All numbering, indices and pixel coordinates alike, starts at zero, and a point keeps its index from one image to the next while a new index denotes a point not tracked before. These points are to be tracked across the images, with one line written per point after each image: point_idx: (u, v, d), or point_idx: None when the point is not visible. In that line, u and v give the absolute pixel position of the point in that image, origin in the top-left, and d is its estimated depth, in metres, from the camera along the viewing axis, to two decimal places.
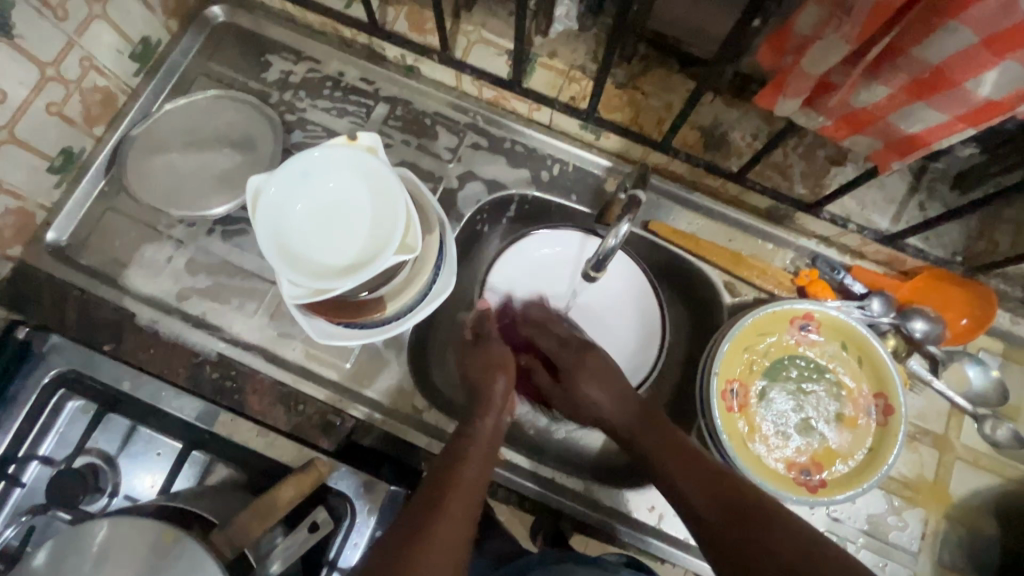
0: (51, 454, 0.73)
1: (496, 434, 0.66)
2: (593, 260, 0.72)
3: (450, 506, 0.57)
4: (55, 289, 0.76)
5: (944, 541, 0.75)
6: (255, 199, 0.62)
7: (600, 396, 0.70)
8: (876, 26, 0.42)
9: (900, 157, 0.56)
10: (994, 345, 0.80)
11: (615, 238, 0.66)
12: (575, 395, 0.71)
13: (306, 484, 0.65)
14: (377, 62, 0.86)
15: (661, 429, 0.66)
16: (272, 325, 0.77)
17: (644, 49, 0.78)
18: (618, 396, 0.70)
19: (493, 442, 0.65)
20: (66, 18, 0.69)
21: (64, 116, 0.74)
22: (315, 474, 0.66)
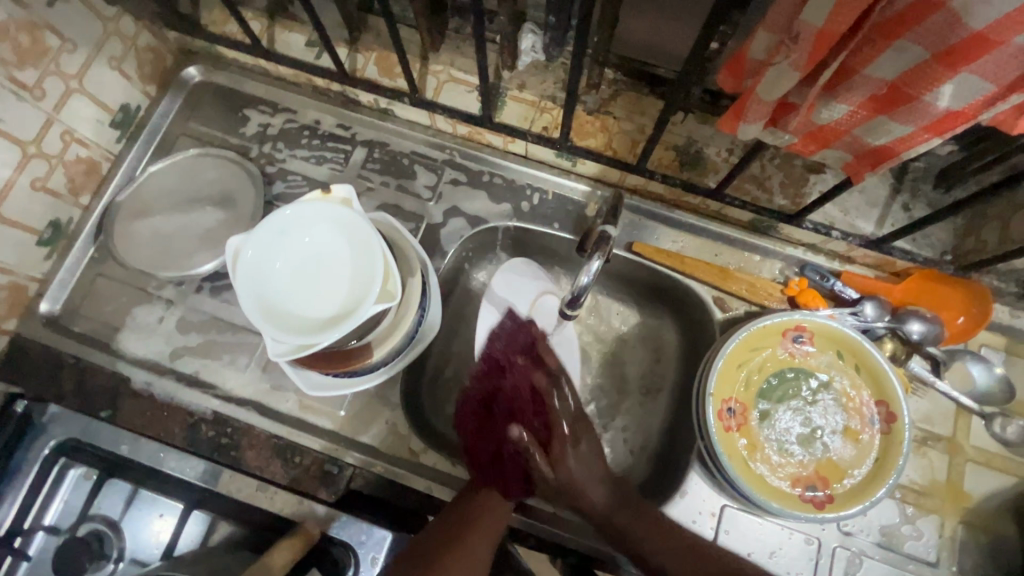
0: (56, 523, 0.75)
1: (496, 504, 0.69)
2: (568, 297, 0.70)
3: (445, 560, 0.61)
4: (51, 358, 0.77)
5: (964, 548, 0.73)
6: (234, 261, 0.62)
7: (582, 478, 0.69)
8: (825, 51, 0.42)
9: (873, 167, 0.56)
10: (996, 340, 0.78)
11: (587, 275, 0.64)
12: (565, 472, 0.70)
13: (298, 545, 0.65)
14: (351, 108, 0.87)
15: (636, 509, 0.68)
16: (265, 378, 0.77)
17: (613, 74, 0.78)
18: (602, 478, 0.70)
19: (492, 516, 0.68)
20: (44, 97, 0.70)
21: (50, 190, 0.75)
22: (305, 536, 0.66)
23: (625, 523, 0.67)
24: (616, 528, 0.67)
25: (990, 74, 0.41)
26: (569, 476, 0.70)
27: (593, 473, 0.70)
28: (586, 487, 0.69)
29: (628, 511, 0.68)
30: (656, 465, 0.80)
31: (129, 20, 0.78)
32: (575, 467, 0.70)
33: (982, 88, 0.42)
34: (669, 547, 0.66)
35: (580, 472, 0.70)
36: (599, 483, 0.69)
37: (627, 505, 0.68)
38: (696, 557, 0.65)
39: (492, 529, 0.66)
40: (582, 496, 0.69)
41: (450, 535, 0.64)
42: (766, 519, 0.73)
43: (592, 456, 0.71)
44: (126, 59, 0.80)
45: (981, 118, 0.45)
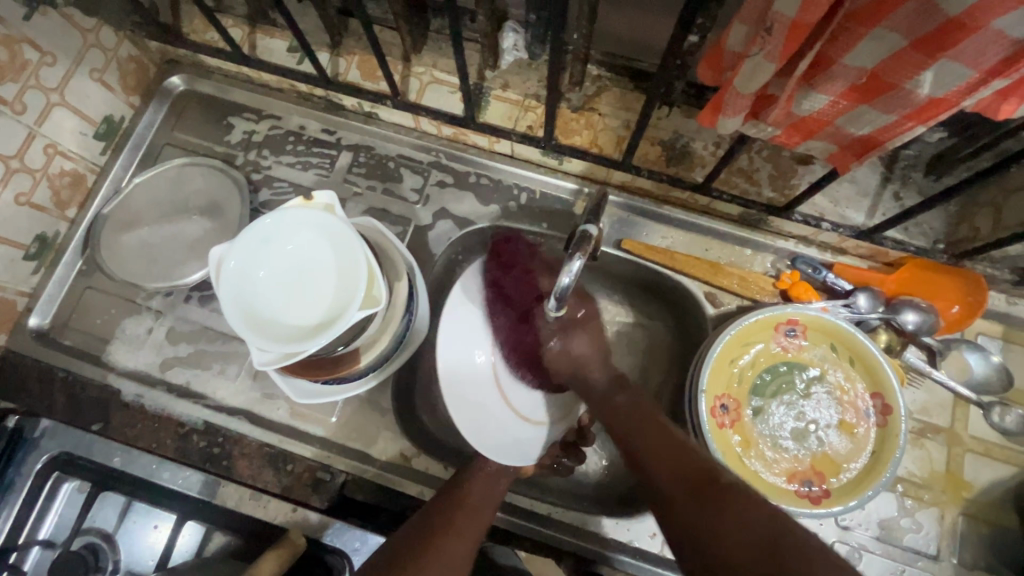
0: (51, 537, 0.75)
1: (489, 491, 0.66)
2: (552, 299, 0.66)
3: (437, 545, 0.57)
4: (42, 373, 0.77)
5: (965, 540, 0.72)
6: (217, 269, 0.62)
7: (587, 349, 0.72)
8: (801, 40, 0.41)
9: (858, 157, 0.55)
10: (993, 328, 0.77)
11: (568, 275, 0.61)
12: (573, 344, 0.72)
13: (285, 556, 0.66)
14: (336, 112, 0.87)
15: (635, 395, 0.67)
16: (255, 387, 0.77)
17: (597, 70, 0.77)
18: (605, 364, 0.71)
19: (484, 504, 0.64)
20: (25, 111, 0.70)
21: (35, 204, 0.75)
22: (293, 546, 0.67)
23: (620, 405, 0.66)
24: (610, 407, 0.66)
25: (970, 61, 0.40)
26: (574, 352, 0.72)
27: (596, 352, 0.72)
28: (589, 364, 0.71)
29: (624, 395, 0.67)
30: None
31: (109, 31, 0.78)
32: (581, 345, 0.72)
33: (963, 75, 0.41)
34: (659, 441, 0.59)
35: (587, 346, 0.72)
36: (604, 365, 0.71)
37: (626, 389, 0.68)
38: (684, 456, 0.57)
39: (474, 535, 0.60)
40: (584, 377, 0.71)
41: (428, 534, 0.58)
42: None
43: (599, 345, 0.72)
44: (107, 70, 0.79)
45: (964, 105, 0.44)
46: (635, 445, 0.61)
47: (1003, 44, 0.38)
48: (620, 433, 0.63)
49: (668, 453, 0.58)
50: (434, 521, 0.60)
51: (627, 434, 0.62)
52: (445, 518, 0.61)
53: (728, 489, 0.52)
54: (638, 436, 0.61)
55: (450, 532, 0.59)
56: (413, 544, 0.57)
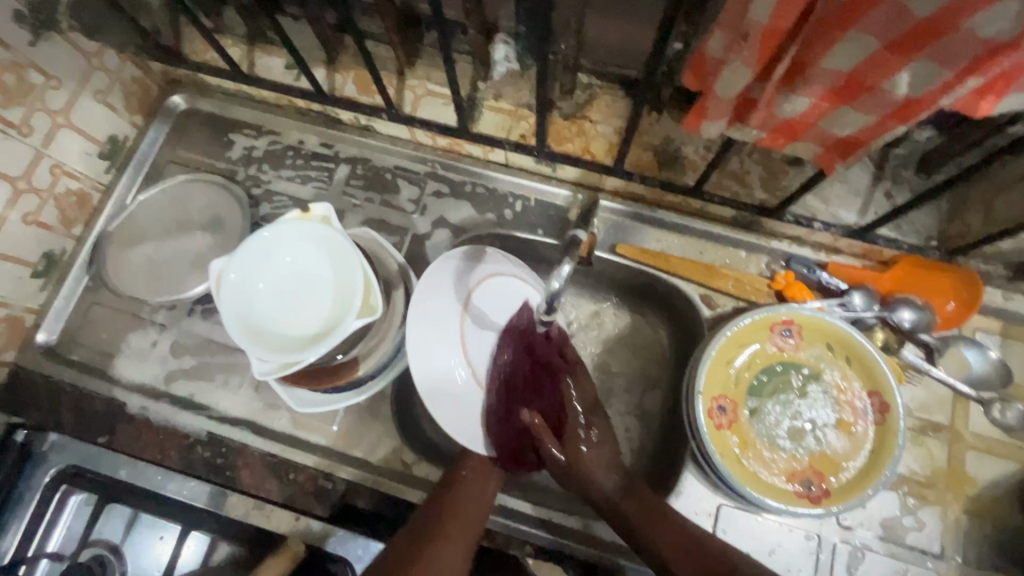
0: (59, 549, 0.76)
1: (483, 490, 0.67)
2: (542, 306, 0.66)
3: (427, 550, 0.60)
4: (50, 388, 0.79)
5: (969, 538, 0.71)
6: (216, 282, 0.63)
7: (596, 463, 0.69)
8: (777, 44, 0.42)
9: (843, 158, 0.55)
10: (991, 324, 0.77)
11: (558, 279, 0.62)
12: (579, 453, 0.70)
13: (284, 562, 0.69)
14: (333, 126, 0.88)
15: (642, 498, 0.66)
16: (257, 397, 0.78)
17: (587, 79, 0.78)
18: (611, 474, 0.69)
19: (475, 503, 0.66)
20: (31, 133, 0.72)
21: (42, 223, 0.77)
22: (291, 551, 0.70)
23: (631, 513, 0.65)
24: (620, 515, 0.66)
25: (944, 60, 0.41)
26: (584, 463, 0.69)
27: (604, 461, 0.70)
28: (598, 475, 0.68)
29: (631, 500, 0.66)
30: (654, 466, 0.80)
31: (113, 53, 0.80)
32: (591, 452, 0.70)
33: (939, 74, 0.42)
34: (673, 536, 0.62)
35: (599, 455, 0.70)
36: (611, 472, 0.69)
37: (632, 493, 0.66)
38: (693, 542, 0.61)
39: (470, 538, 0.63)
40: (591, 487, 0.68)
41: (417, 541, 0.61)
42: (764, 515, 0.72)
43: (606, 460, 0.70)
44: (111, 92, 0.82)
45: (942, 104, 0.45)
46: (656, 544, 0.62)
47: (975, 45, 0.39)
48: (636, 530, 0.64)
49: (668, 528, 0.63)
50: (429, 527, 0.62)
51: (644, 534, 0.63)
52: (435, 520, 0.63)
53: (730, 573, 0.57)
54: (651, 529, 0.63)
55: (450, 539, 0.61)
56: (405, 549, 0.60)
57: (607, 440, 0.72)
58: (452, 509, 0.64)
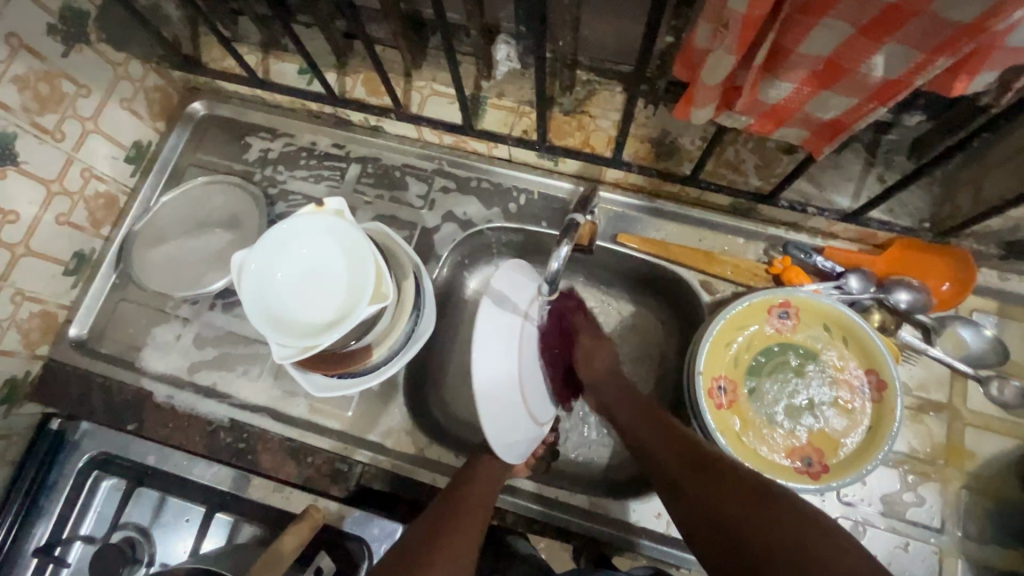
0: (92, 532, 0.80)
1: (490, 486, 0.67)
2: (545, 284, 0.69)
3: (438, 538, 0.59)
4: (82, 379, 0.83)
5: (968, 513, 0.73)
6: (238, 272, 0.67)
7: (602, 361, 0.75)
8: (755, 31, 0.45)
9: (830, 141, 0.58)
10: (988, 305, 0.78)
11: (557, 260, 0.66)
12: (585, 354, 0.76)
13: (305, 530, 0.69)
14: (344, 128, 0.92)
15: (634, 401, 0.70)
16: (276, 386, 0.82)
17: (586, 75, 0.82)
18: (613, 367, 0.75)
19: (483, 500, 0.65)
20: (64, 139, 0.77)
21: (73, 224, 0.82)
22: (312, 519, 0.70)
23: (625, 404, 0.70)
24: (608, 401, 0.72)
25: (913, 42, 0.44)
26: (591, 363, 0.75)
27: (609, 358, 0.76)
28: (603, 365, 0.75)
29: (617, 387, 0.72)
30: None
31: (137, 63, 0.85)
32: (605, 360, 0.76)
33: (911, 56, 0.45)
34: (654, 429, 0.65)
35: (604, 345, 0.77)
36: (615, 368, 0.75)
37: (617, 381, 0.73)
38: (681, 439, 0.63)
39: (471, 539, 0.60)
40: (596, 381, 0.74)
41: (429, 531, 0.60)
42: None
43: (612, 354, 0.76)
44: (136, 99, 0.87)
45: (917, 85, 0.48)
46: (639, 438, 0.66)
47: (942, 28, 0.42)
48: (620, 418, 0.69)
49: (664, 430, 0.65)
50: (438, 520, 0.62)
51: (629, 426, 0.68)
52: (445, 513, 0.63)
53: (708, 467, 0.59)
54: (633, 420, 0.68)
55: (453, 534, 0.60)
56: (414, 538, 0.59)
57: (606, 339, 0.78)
58: (453, 509, 0.63)
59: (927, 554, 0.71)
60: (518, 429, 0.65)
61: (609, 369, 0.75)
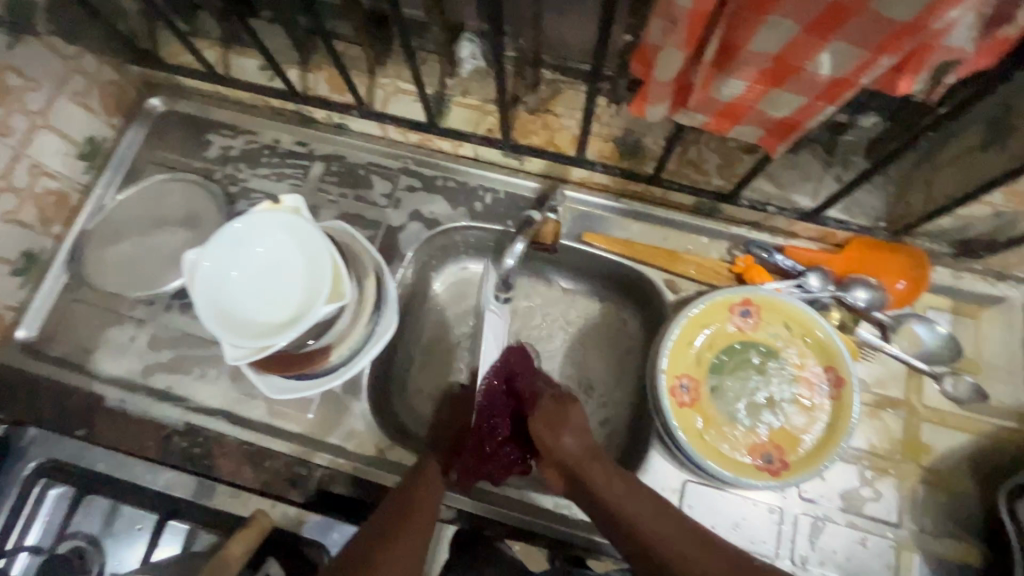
0: (39, 543, 0.76)
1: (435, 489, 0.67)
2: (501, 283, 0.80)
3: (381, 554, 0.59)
4: (30, 383, 0.80)
5: (924, 507, 0.74)
6: (189, 272, 0.65)
7: (572, 442, 0.68)
8: (703, 26, 0.45)
9: (783, 140, 0.59)
10: (942, 303, 0.80)
11: (512, 257, 0.78)
12: (551, 432, 0.70)
13: (251, 536, 0.68)
14: (308, 125, 0.91)
15: (630, 486, 0.65)
16: (234, 388, 0.80)
17: (551, 74, 0.81)
18: (588, 444, 0.69)
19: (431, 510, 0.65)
20: (9, 134, 0.74)
21: (21, 222, 0.79)
22: (259, 524, 0.69)
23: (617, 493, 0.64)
24: (590, 481, 0.65)
25: (856, 40, 0.44)
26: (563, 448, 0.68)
27: (583, 434, 0.70)
28: (579, 442, 0.69)
29: (598, 465, 0.66)
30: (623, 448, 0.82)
31: (91, 57, 0.83)
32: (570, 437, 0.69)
33: (855, 54, 0.46)
34: (655, 515, 0.62)
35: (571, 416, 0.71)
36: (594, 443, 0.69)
37: (598, 460, 0.67)
38: (695, 536, 0.60)
39: (420, 545, 0.62)
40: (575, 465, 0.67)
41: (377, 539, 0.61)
42: (728, 490, 0.74)
43: (581, 427, 0.71)
44: (89, 94, 0.84)
45: (863, 84, 0.48)
46: (636, 518, 0.62)
47: (882, 26, 0.42)
48: (608, 501, 0.64)
49: (670, 525, 0.61)
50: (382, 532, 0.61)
51: (624, 508, 0.63)
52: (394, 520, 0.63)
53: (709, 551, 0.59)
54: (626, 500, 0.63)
55: (405, 539, 0.61)
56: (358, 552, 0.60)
57: (573, 403, 0.73)
58: (413, 507, 0.64)
59: (884, 549, 0.72)
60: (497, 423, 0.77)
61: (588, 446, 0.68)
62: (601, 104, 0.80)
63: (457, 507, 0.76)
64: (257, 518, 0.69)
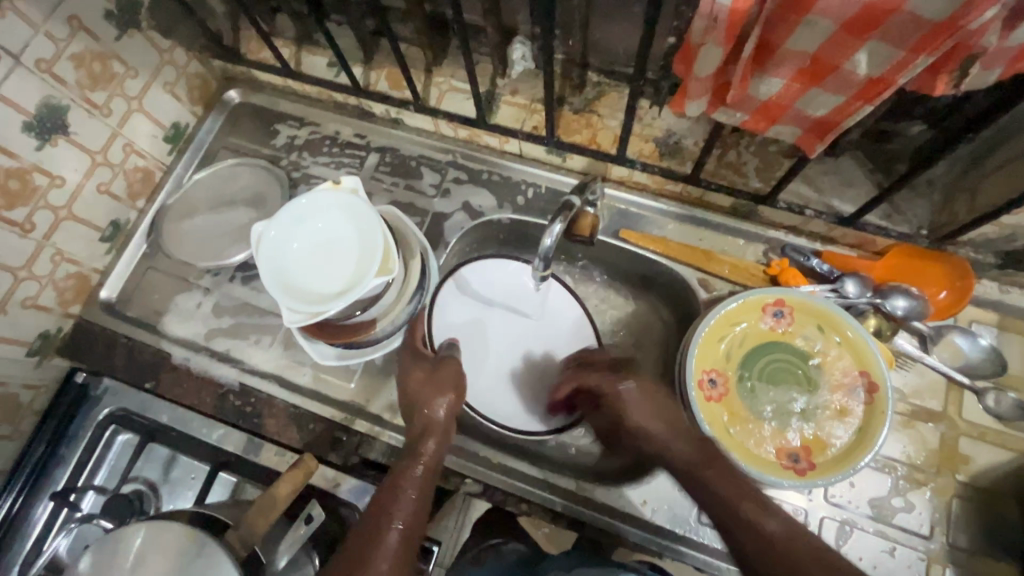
0: (105, 483, 0.85)
1: (428, 477, 0.68)
2: (538, 262, 0.77)
3: (370, 551, 0.61)
4: (107, 338, 0.89)
5: (959, 523, 0.72)
6: (257, 241, 0.72)
7: (658, 429, 0.71)
8: (740, 25, 0.48)
9: (821, 139, 0.61)
10: (987, 316, 0.79)
11: (550, 237, 0.73)
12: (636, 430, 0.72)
13: (300, 478, 0.70)
14: (366, 119, 0.98)
15: (724, 473, 0.64)
16: (285, 355, 0.86)
17: (596, 77, 0.85)
18: (686, 438, 0.69)
19: (422, 495, 0.67)
20: (110, 115, 0.83)
21: (112, 193, 0.88)
22: (306, 467, 0.71)
23: (709, 482, 0.64)
24: (702, 484, 0.65)
25: (893, 39, 0.46)
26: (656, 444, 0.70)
27: (662, 430, 0.70)
28: (669, 444, 0.69)
29: (710, 470, 0.65)
30: None
31: (182, 51, 0.92)
32: (638, 412, 0.72)
33: (892, 54, 0.48)
34: (752, 504, 0.62)
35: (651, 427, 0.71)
36: (686, 440, 0.69)
37: (700, 466, 0.66)
38: (788, 537, 0.58)
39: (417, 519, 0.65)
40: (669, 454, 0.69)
41: (370, 532, 0.62)
42: None
43: (654, 412, 0.72)
44: (178, 83, 0.93)
45: (900, 83, 0.50)
46: (725, 506, 0.62)
47: (918, 27, 0.44)
48: (706, 502, 0.64)
49: (785, 535, 0.58)
50: (371, 524, 0.63)
51: (722, 498, 0.63)
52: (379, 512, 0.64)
53: (787, 557, 0.56)
54: (767, 550, 0.58)
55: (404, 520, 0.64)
56: (360, 546, 0.61)
57: (647, 395, 0.74)
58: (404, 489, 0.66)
59: (913, 561, 0.71)
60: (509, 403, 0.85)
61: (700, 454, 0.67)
62: (644, 106, 0.83)
63: (483, 482, 0.79)
64: (304, 459, 0.71)
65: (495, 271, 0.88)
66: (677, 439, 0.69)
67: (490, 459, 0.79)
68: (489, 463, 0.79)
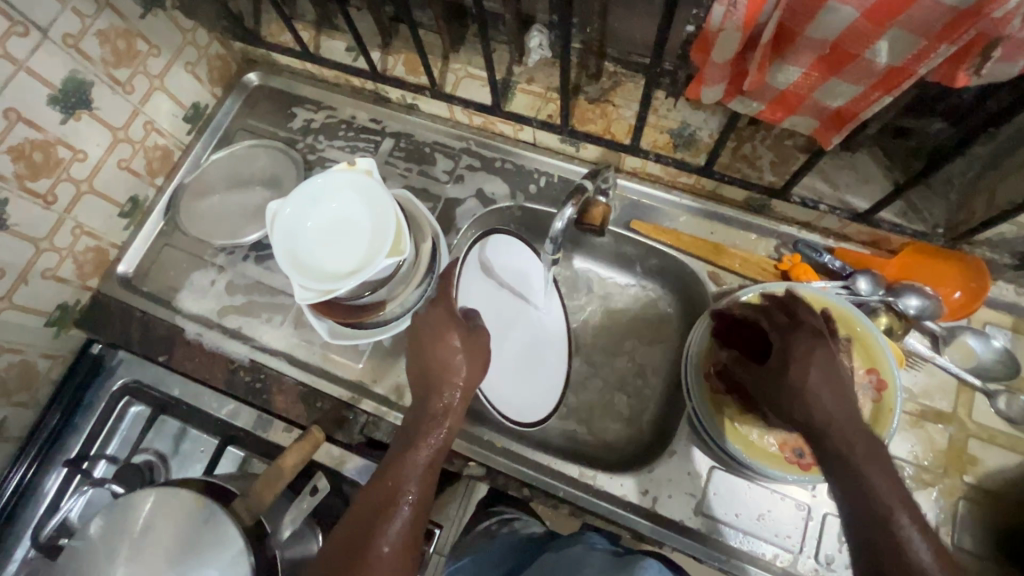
0: (116, 453, 0.87)
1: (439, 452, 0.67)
2: (550, 243, 0.78)
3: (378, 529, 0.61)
4: (123, 312, 0.90)
5: (965, 525, 0.71)
6: (272, 219, 0.73)
7: (829, 400, 0.58)
8: (759, 12, 0.48)
9: (837, 131, 0.60)
10: (1002, 319, 0.78)
11: (562, 219, 0.75)
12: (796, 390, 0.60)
13: (308, 449, 0.70)
14: (382, 104, 0.99)
15: (886, 475, 0.55)
16: (295, 334, 0.87)
17: (613, 67, 0.85)
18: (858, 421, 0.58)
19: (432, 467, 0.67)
20: (133, 92, 0.85)
21: (132, 169, 0.90)
22: (314, 439, 0.71)
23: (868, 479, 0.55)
24: (859, 475, 0.55)
25: (914, 26, 0.46)
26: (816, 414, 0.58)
27: (832, 402, 0.58)
28: (834, 423, 0.58)
29: (874, 466, 0.56)
30: (655, 429, 0.84)
31: (203, 32, 0.93)
32: (819, 376, 0.59)
33: (914, 43, 0.47)
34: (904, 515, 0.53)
35: (821, 404, 0.58)
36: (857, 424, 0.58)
37: (867, 458, 0.56)
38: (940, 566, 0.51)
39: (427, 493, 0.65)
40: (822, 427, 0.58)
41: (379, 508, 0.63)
42: (754, 482, 0.75)
43: (831, 379, 0.59)
44: (199, 64, 0.95)
45: (921, 73, 0.50)
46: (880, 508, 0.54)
47: (940, 15, 0.44)
48: (855, 495, 0.55)
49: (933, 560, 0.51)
50: (380, 499, 0.63)
51: (876, 496, 0.54)
52: (386, 488, 0.64)
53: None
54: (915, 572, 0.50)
55: (417, 496, 0.64)
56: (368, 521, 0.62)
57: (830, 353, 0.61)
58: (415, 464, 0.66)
59: None
60: (524, 392, 0.83)
61: (867, 451, 0.56)
62: (660, 96, 0.83)
63: (486, 465, 0.80)
64: (311, 432, 0.71)
65: (505, 254, 0.84)
66: (844, 416, 0.58)
67: (495, 442, 0.80)
68: (493, 447, 0.80)
